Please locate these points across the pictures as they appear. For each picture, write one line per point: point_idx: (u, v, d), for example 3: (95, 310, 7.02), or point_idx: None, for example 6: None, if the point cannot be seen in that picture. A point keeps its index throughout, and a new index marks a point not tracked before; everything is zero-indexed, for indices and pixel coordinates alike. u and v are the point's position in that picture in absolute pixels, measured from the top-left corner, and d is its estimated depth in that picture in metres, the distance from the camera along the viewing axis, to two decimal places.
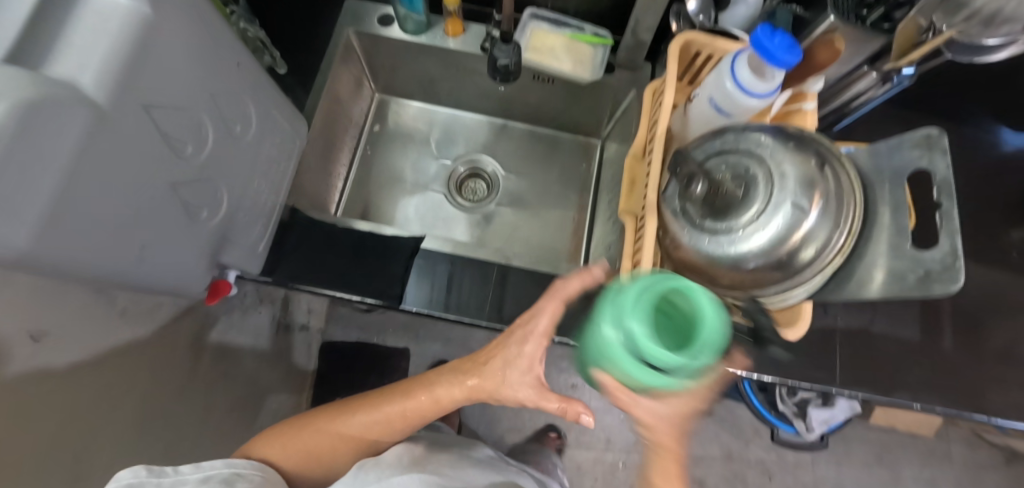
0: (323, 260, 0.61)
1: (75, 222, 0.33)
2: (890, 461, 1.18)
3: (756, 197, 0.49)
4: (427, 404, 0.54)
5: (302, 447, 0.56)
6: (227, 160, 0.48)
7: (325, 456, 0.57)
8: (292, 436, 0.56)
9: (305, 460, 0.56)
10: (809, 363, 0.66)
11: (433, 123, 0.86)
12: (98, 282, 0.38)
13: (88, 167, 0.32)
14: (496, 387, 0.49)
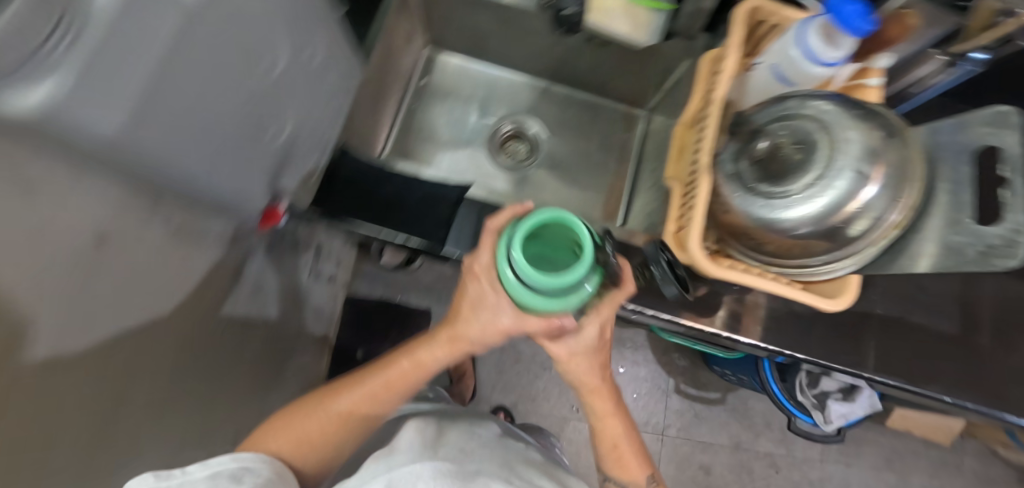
0: (371, 200, 0.62)
1: (160, 119, 0.34)
2: (900, 468, 1.17)
3: (816, 162, 0.49)
4: (413, 364, 0.53)
5: (295, 432, 0.51)
6: (295, 83, 0.49)
7: (321, 439, 0.51)
8: (283, 423, 0.51)
9: (301, 448, 0.50)
10: (843, 346, 0.65)
11: (479, 83, 0.86)
12: (171, 184, 0.39)
13: (176, 65, 0.33)
14: (471, 335, 0.48)
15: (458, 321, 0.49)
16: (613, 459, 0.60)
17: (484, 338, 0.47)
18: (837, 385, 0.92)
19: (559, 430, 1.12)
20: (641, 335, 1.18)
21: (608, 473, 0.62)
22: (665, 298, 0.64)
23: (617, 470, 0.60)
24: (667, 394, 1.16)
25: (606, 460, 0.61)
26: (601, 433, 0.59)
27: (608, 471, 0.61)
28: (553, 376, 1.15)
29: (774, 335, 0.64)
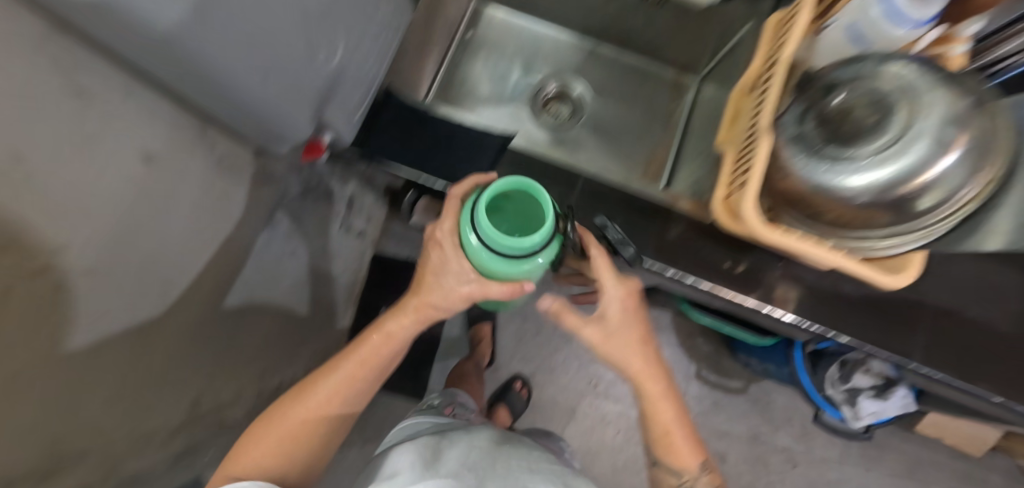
0: (412, 143, 0.60)
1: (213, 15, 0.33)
2: (924, 479, 1.12)
3: (892, 126, 0.46)
4: (380, 344, 0.55)
5: (273, 436, 0.51)
6: (360, 16, 0.49)
7: (302, 439, 0.52)
8: (256, 437, 0.51)
9: (285, 451, 0.51)
10: (890, 334, 0.61)
11: (528, 41, 0.85)
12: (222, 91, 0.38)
13: None
14: (436, 303, 0.53)
15: (424, 291, 0.53)
16: (661, 441, 0.55)
17: (445, 304, 0.52)
18: (870, 382, 0.87)
19: (575, 405, 1.14)
20: (666, 317, 1.16)
21: (658, 458, 0.56)
22: (704, 266, 0.63)
23: (668, 454, 0.55)
24: (687, 379, 1.14)
25: (655, 443, 0.56)
26: (648, 412, 0.55)
27: (657, 455, 0.56)
28: (573, 350, 1.16)
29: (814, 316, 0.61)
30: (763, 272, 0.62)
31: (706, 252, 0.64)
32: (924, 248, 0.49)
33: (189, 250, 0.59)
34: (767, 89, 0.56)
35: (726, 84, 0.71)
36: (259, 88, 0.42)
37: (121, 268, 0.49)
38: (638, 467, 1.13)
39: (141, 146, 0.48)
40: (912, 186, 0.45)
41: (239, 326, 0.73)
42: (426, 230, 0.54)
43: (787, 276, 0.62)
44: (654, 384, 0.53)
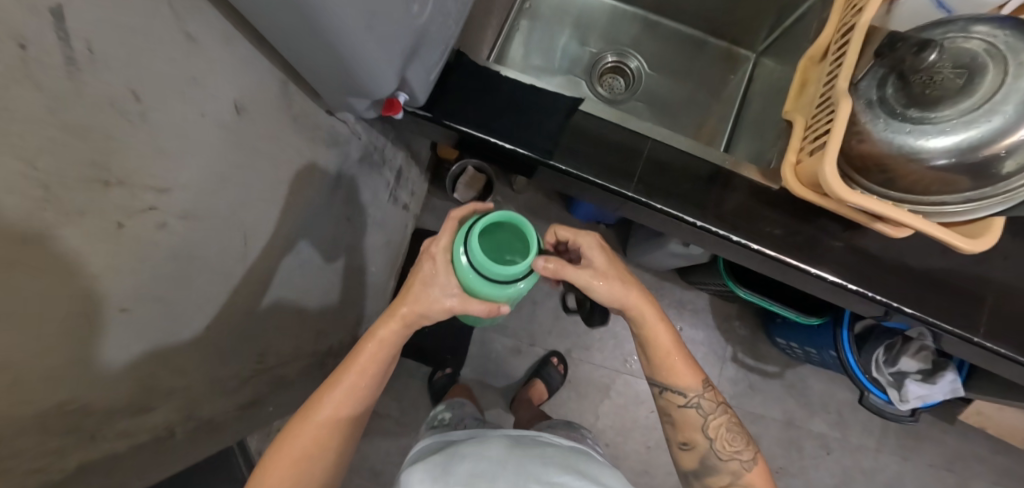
0: (481, 104, 0.61)
1: None
2: (962, 470, 1.11)
3: (982, 86, 0.45)
4: (370, 355, 0.58)
5: (290, 457, 0.56)
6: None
7: (315, 457, 0.57)
8: (273, 460, 0.56)
9: (303, 469, 0.57)
10: (956, 306, 0.60)
11: (586, 11, 0.86)
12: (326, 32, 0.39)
13: None
14: (424, 311, 0.56)
15: (404, 305, 0.56)
16: (665, 366, 0.64)
17: (431, 313, 0.56)
18: (917, 366, 0.88)
19: (610, 383, 1.18)
20: (702, 299, 1.19)
21: (667, 383, 0.65)
22: (768, 235, 0.62)
23: (673, 377, 0.64)
24: (723, 360, 1.17)
25: (661, 370, 0.65)
26: (653, 342, 0.63)
27: (664, 380, 0.65)
28: (609, 330, 1.21)
29: (879, 287, 0.61)
30: (825, 244, 0.62)
31: (770, 220, 0.62)
32: (1005, 213, 0.49)
33: (268, 205, 0.60)
34: (843, 54, 0.55)
35: (786, 55, 0.71)
36: (367, 38, 0.42)
37: (213, 212, 0.51)
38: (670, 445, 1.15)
39: (237, 96, 0.50)
40: (998, 148, 0.44)
41: (305, 286, 0.76)
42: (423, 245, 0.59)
43: (850, 247, 0.61)
44: (654, 314, 0.61)
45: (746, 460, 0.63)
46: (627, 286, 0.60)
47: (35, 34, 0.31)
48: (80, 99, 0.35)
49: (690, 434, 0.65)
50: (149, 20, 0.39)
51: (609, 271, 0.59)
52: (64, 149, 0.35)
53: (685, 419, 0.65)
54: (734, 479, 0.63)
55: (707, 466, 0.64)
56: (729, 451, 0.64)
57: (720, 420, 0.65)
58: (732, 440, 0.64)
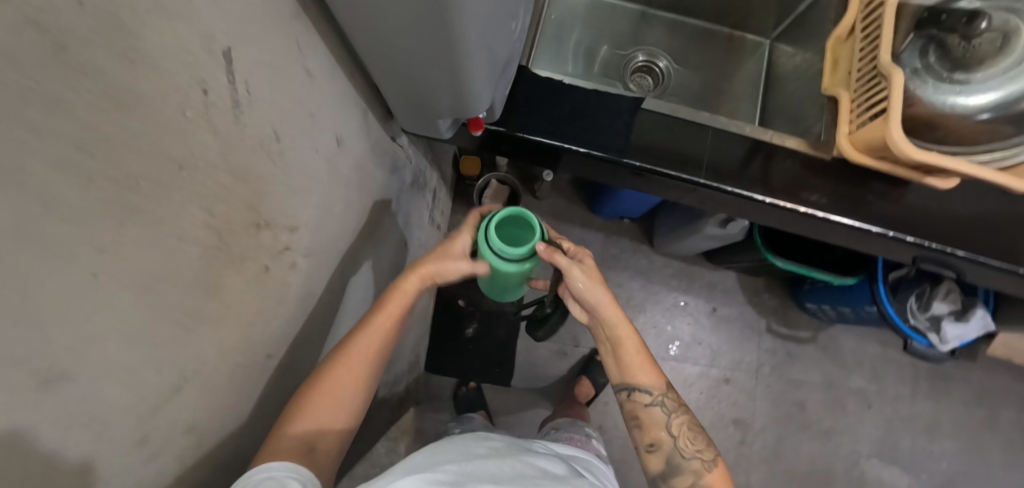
0: (550, 113, 0.65)
1: None
2: (989, 402, 1.20)
3: (1018, 45, 0.51)
4: (395, 307, 0.57)
5: (321, 402, 0.49)
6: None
7: (342, 405, 0.51)
8: (305, 402, 0.49)
9: (332, 418, 0.50)
10: (997, 241, 0.66)
11: (610, 16, 0.91)
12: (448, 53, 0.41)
13: None
14: (441, 269, 0.59)
15: (428, 258, 0.59)
16: (629, 363, 0.63)
17: (447, 273, 0.60)
18: (949, 308, 0.95)
19: None
20: (731, 278, 1.25)
21: (631, 381, 0.63)
22: (829, 203, 0.66)
23: (637, 372, 0.63)
24: (759, 333, 1.22)
25: (627, 366, 0.63)
26: (620, 338, 0.62)
27: (628, 379, 0.63)
28: (649, 318, 1.22)
29: (934, 236, 0.66)
30: (880, 202, 0.67)
31: (829, 187, 0.67)
32: None
33: (352, 235, 0.61)
34: (877, 32, 0.61)
35: (804, 39, 0.78)
36: (480, 58, 0.44)
37: (320, 248, 0.51)
38: (724, 423, 1.18)
39: (337, 129, 0.51)
40: None
41: None
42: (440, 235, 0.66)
43: (904, 203, 0.67)
44: (621, 320, 0.61)
45: (707, 460, 0.60)
46: (597, 286, 0.61)
47: (213, 79, 0.31)
48: (240, 141, 0.35)
49: (654, 433, 0.62)
50: (285, 61, 0.39)
51: (589, 271, 0.61)
52: (230, 193, 0.35)
53: (650, 419, 0.62)
54: (697, 479, 0.59)
55: (672, 467, 0.60)
56: (692, 450, 0.61)
57: (683, 417, 0.63)
58: (693, 437, 0.62)
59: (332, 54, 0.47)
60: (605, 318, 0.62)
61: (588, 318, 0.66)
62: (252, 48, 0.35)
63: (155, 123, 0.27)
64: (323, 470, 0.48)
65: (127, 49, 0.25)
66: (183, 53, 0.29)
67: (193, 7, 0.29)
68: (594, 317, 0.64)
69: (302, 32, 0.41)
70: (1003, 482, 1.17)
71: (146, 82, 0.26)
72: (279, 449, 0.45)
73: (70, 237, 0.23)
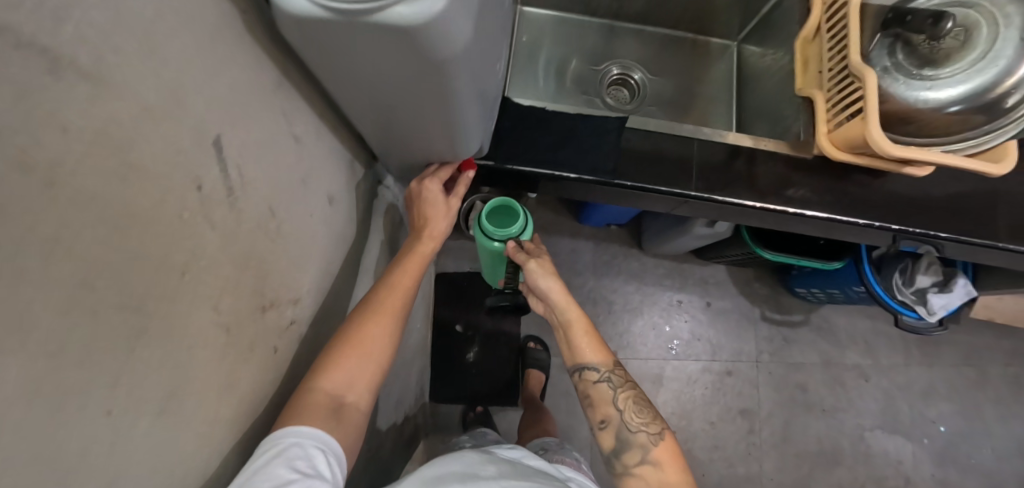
0: (536, 142, 0.65)
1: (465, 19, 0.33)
2: (976, 360, 1.26)
3: (981, 39, 0.53)
4: (415, 262, 0.58)
5: (352, 353, 0.48)
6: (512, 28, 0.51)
7: (368, 355, 0.49)
8: (334, 359, 0.48)
9: (360, 369, 0.48)
10: (974, 219, 0.69)
11: (579, 32, 0.91)
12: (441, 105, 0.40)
13: None
14: (441, 214, 0.60)
15: (427, 215, 0.60)
16: (578, 344, 0.66)
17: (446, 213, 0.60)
18: (932, 280, 0.99)
19: (660, 373, 1.21)
20: (721, 271, 1.27)
21: (580, 360, 0.66)
22: (817, 201, 0.68)
23: (586, 351, 0.66)
24: (755, 321, 1.25)
25: (576, 347, 0.66)
26: (570, 322, 0.66)
27: (578, 359, 0.66)
28: (648, 320, 1.23)
29: (916, 221, 0.68)
30: (867, 194, 0.68)
31: (818, 186, 0.68)
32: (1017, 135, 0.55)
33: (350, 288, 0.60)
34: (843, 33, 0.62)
35: (771, 38, 0.79)
36: (471, 105, 0.44)
37: (315, 309, 0.49)
38: (732, 415, 1.19)
39: (328, 188, 0.50)
40: (1007, 86, 0.52)
41: None
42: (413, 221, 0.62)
43: (884, 192, 0.68)
44: (570, 304, 0.65)
45: (652, 433, 0.62)
46: (548, 275, 0.66)
47: (207, 173, 0.30)
48: (239, 227, 0.34)
49: (604, 410, 0.64)
50: (272, 132, 0.38)
51: (544, 263, 0.67)
52: (234, 281, 0.34)
53: (599, 396, 0.64)
54: (645, 454, 0.61)
55: (622, 442, 0.62)
56: (638, 423, 0.63)
57: (630, 393, 0.65)
58: (640, 411, 0.63)
59: (318, 114, 0.46)
60: (555, 304, 0.67)
61: (545, 309, 0.70)
62: (243, 130, 0.34)
63: (155, 234, 0.26)
64: (354, 426, 0.46)
65: (125, 166, 0.23)
66: (176, 155, 0.27)
67: (182, 105, 0.27)
68: (547, 305, 0.69)
69: (286, 99, 0.40)
70: (1000, 436, 1.23)
71: (143, 196, 0.25)
72: (307, 409, 0.43)
73: (83, 381, 0.22)
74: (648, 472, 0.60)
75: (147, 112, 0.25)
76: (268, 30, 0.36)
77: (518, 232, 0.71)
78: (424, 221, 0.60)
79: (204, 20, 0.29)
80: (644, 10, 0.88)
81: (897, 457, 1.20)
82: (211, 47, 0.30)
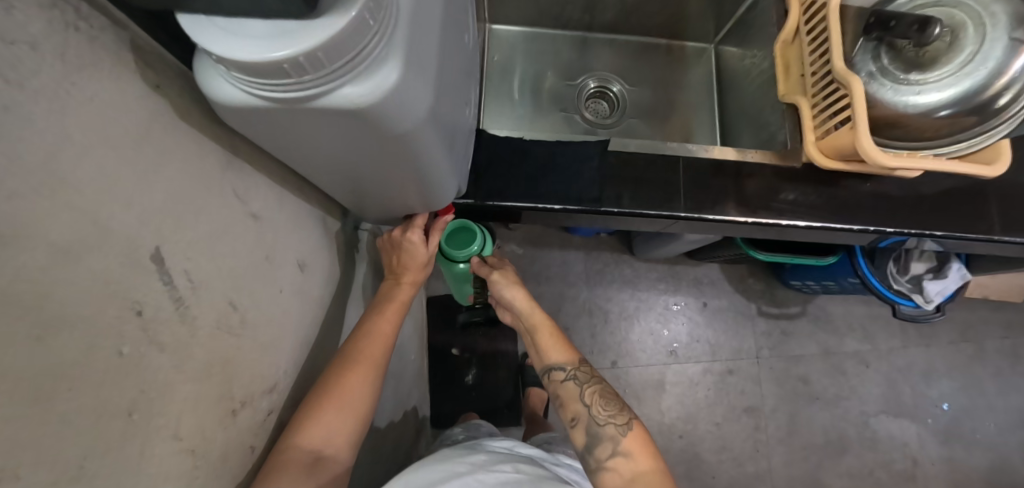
0: (516, 176, 0.63)
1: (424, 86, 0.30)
2: (973, 335, 1.26)
3: (967, 40, 0.51)
4: (394, 307, 0.55)
5: (330, 407, 0.45)
6: (477, 68, 0.49)
7: (350, 409, 0.46)
8: (312, 410, 0.44)
9: (340, 421, 0.45)
10: (969, 214, 0.67)
11: (552, 47, 0.88)
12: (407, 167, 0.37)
13: (422, 37, 0.30)
14: (420, 261, 0.58)
15: (406, 260, 0.57)
16: (540, 345, 0.64)
17: (423, 259, 0.58)
18: (925, 267, 0.99)
19: (662, 378, 1.19)
20: (714, 270, 1.26)
21: (546, 362, 0.64)
22: (811, 209, 0.66)
23: (550, 350, 0.64)
24: (751, 318, 1.24)
25: (543, 348, 0.64)
26: (535, 325, 0.65)
27: (544, 360, 0.64)
28: (645, 326, 1.21)
29: (911, 220, 0.66)
30: (860, 198, 0.67)
31: (812, 193, 0.66)
32: (1010, 134, 0.53)
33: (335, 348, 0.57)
34: (824, 36, 0.59)
35: (748, 41, 0.76)
36: (443, 162, 0.41)
37: (295, 385, 0.46)
38: (737, 414, 1.19)
39: (298, 255, 0.47)
40: (999, 86, 0.50)
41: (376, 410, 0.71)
42: (390, 267, 0.59)
43: (876, 193, 0.67)
44: (534, 309, 0.65)
45: (622, 424, 0.58)
46: (511, 284, 0.66)
47: (148, 293, 0.27)
48: (194, 337, 0.31)
49: (573, 408, 0.60)
50: (225, 219, 0.35)
51: (506, 272, 0.67)
52: (193, 395, 0.31)
53: (567, 394, 0.61)
54: (615, 446, 0.56)
55: (593, 437, 0.58)
56: (606, 416, 0.59)
57: (598, 387, 0.61)
58: (608, 404, 0.59)
59: (277, 183, 0.43)
60: (519, 311, 0.66)
61: (514, 322, 0.69)
62: (191, 230, 0.31)
63: (87, 385, 0.23)
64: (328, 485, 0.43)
65: (40, 326, 0.20)
66: (107, 286, 0.24)
67: (108, 230, 0.24)
68: (513, 314, 0.68)
69: (238, 178, 0.37)
70: (1001, 409, 1.23)
71: (66, 351, 0.22)
72: (285, 468, 0.40)
73: None
74: (622, 465, 0.55)
75: (63, 254, 0.21)
76: (207, 113, 0.33)
77: (479, 248, 0.70)
78: (402, 268, 0.58)
79: (127, 125, 0.26)
80: (615, 19, 0.85)
81: (903, 440, 1.20)
82: (140, 151, 0.27)
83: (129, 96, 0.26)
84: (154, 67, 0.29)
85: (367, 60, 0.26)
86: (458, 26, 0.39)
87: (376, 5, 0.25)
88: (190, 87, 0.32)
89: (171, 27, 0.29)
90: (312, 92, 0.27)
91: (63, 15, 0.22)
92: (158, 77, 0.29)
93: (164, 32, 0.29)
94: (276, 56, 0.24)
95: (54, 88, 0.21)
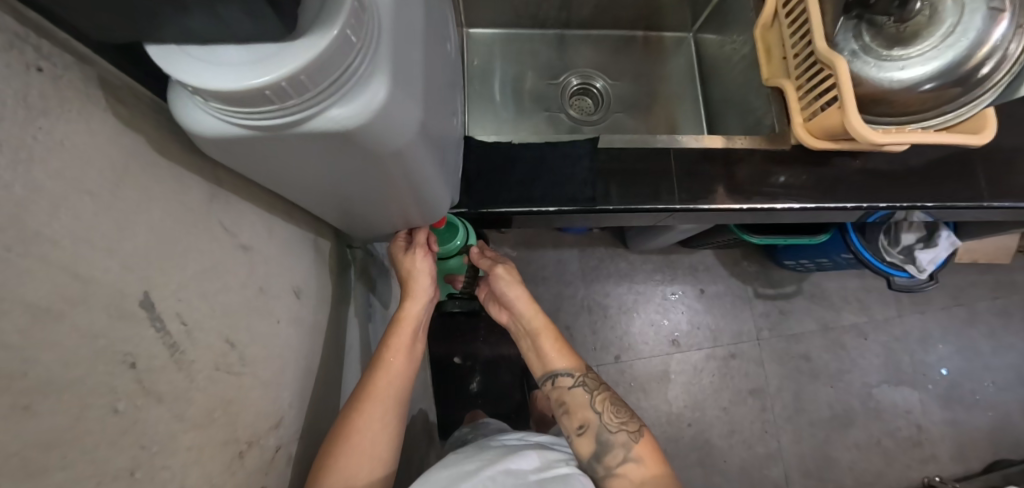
0: (507, 181, 0.62)
1: (413, 104, 0.29)
2: (965, 298, 1.29)
3: (948, 12, 0.52)
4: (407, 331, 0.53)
5: (349, 449, 0.45)
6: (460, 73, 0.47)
7: (369, 449, 0.46)
8: (331, 455, 0.44)
9: (359, 467, 0.45)
10: (958, 182, 0.68)
11: (530, 47, 0.87)
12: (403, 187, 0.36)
13: (406, 51, 0.28)
14: (415, 275, 0.54)
15: (407, 276, 0.54)
16: (541, 352, 0.63)
17: (416, 273, 0.54)
18: (916, 236, 1.00)
19: (666, 368, 1.19)
20: (709, 256, 1.27)
21: (550, 368, 0.62)
22: (805, 191, 0.65)
23: (554, 357, 0.63)
24: (749, 300, 1.25)
25: (545, 354, 0.63)
26: (536, 329, 0.63)
27: (547, 366, 0.62)
28: (645, 318, 1.21)
29: (902, 193, 0.67)
30: (849, 176, 0.67)
31: (803, 175, 0.65)
32: (995, 101, 0.54)
33: (339, 372, 0.55)
34: (804, 17, 0.59)
35: (725, 29, 0.77)
36: (436, 175, 0.39)
37: (303, 419, 0.45)
38: (743, 397, 1.19)
39: (292, 282, 0.45)
40: (980, 56, 0.51)
41: None
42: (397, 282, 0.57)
43: (864, 169, 0.67)
44: (537, 314, 0.63)
45: (633, 431, 0.57)
46: (515, 282, 0.64)
47: (140, 344, 0.25)
48: (193, 383, 0.29)
49: (581, 415, 0.59)
50: (215, 254, 0.33)
51: (511, 268, 0.64)
52: (198, 442, 0.29)
53: (575, 401, 0.60)
54: (627, 452, 0.56)
55: (602, 445, 0.57)
56: (617, 423, 0.58)
57: (606, 394, 0.61)
58: (618, 411, 0.59)
59: (262, 205, 0.41)
60: (520, 312, 0.64)
61: (510, 323, 0.67)
62: (179, 272, 0.29)
63: (83, 451, 0.21)
64: None
65: (26, 395, 0.19)
66: (94, 342, 0.22)
67: (91, 284, 0.22)
68: (512, 314, 0.65)
69: (224, 210, 0.35)
70: (998, 368, 1.26)
71: (61, 417, 0.20)
72: None
73: None
74: (632, 470, 0.54)
75: (42, 316, 0.20)
76: (185, 145, 0.31)
77: (464, 241, 0.67)
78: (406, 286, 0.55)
79: (103, 169, 0.24)
80: (592, 15, 0.85)
81: (907, 407, 1.22)
82: (121, 197, 0.25)
83: (102, 136, 0.25)
84: (126, 102, 0.27)
85: (351, 81, 0.25)
86: (439, 34, 0.37)
87: (357, 21, 0.24)
88: (166, 119, 0.30)
89: (141, 57, 0.28)
90: (297, 117, 0.25)
91: (22, 56, 0.20)
92: (131, 112, 0.27)
93: (133, 64, 0.28)
94: (256, 83, 0.23)
95: (18, 134, 0.19)
